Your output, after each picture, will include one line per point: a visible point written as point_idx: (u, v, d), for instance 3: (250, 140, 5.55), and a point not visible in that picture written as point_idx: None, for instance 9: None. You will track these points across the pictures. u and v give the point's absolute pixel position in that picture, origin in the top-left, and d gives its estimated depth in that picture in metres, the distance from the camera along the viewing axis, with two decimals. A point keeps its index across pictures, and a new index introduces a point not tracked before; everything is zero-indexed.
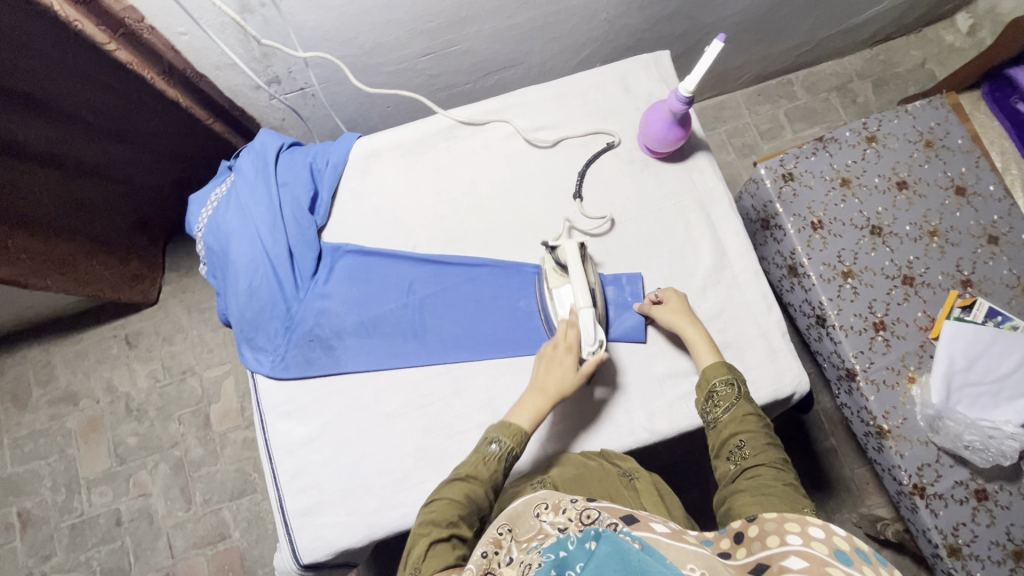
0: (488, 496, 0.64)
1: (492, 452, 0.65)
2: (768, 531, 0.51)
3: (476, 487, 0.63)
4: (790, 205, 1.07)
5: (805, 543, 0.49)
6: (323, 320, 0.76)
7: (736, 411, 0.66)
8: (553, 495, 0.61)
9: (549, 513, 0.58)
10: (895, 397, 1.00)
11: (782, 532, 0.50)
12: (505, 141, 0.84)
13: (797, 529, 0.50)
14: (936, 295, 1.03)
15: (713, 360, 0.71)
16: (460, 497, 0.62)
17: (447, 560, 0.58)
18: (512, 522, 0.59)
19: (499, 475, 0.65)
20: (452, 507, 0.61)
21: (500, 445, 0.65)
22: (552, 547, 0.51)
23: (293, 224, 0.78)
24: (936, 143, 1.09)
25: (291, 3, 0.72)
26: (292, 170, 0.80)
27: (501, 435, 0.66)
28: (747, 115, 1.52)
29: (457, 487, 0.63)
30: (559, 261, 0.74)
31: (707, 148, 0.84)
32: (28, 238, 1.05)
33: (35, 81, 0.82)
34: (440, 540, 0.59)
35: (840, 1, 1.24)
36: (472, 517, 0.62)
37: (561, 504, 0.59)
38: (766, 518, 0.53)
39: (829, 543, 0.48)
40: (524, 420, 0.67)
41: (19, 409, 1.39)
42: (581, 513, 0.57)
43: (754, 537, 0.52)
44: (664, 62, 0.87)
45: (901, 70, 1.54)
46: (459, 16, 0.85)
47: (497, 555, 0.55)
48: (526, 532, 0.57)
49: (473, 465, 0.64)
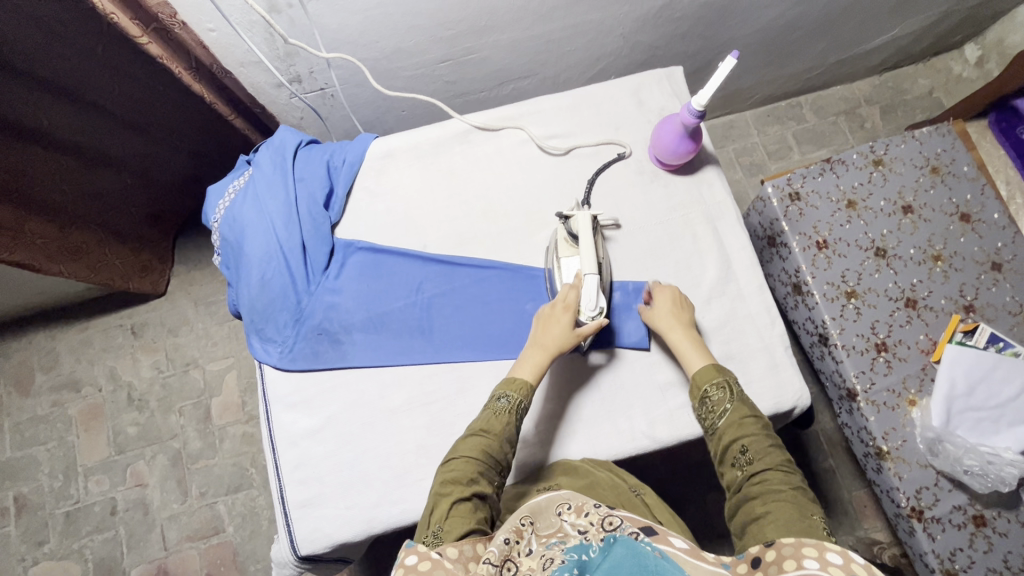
0: (505, 451, 0.66)
1: (500, 407, 0.68)
2: (784, 556, 0.50)
3: (493, 444, 0.65)
4: (796, 224, 1.09)
5: (822, 568, 0.47)
6: (332, 314, 0.78)
7: (732, 416, 0.66)
8: (576, 496, 0.60)
9: (571, 514, 0.58)
10: (895, 418, 1.01)
11: (798, 557, 0.49)
12: (520, 147, 0.85)
13: (816, 553, 0.49)
14: (938, 318, 1.04)
15: (704, 364, 0.71)
16: (478, 453, 0.64)
17: (473, 513, 0.59)
18: (534, 515, 0.59)
19: (511, 429, 0.67)
20: (471, 465, 0.63)
21: (509, 399, 0.68)
22: (576, 548, 0.53)
23: (307, 220, 0.80)
24: (942, 169, 1.11)
25: (318, 5, 0.74)
26: (308, 167, 0.82)
27: (507, 390, 0.69)
28: (756, 135, 1.54)
29: (475, 445, 0.65)
30: (571, 232, 0.75)
31: (717, 162, 0.86)
32: (43, 224, 1.07)
33: (59, 68, 0.84)
34: (462, 499, 0.60)
35: (850, 28, 1.26)
36: (491, 472, 0.64)
37: (584, 507, 0.59)
38: (783, 543, 0.51)
39: (846, 569, 0.46)
40: (523, 373, 0.70)
41: (21, 393, 1.40)
42: (604, 519, 0.57)
43: (771, 560, 0.51)
44: (677, 78, 0.89)
45: (908, 97, 1.56)
46: (479, 25, 0.87)
47: (517, 544, 0.56)
48: (548, 528, 0.57)
49: (487, 424, 0.66)
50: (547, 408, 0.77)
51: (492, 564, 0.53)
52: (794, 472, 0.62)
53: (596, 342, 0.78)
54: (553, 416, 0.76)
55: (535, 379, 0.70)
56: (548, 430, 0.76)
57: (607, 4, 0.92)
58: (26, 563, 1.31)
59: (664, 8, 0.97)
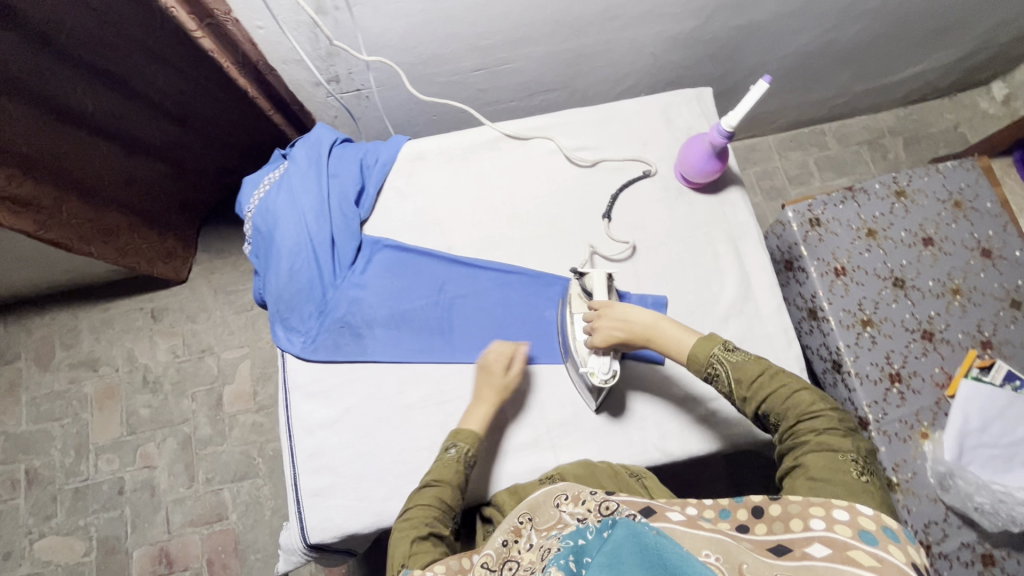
0: (460, 494, 0.68)
1: (451, 453, 0.69)
2: (791, 513, 0.58)
3: (449, 488, 0.67)
4: (815, 249, 1.09)
5: (828, 526, 0.55)
6: (355, 309, 0.79)
7: (744, 382, 0.68)
8: (572, 487, 0.65)
9: (569, 504, 0.63)
10: (907, 450, 1.00)
11: (805, 517, 0.57)
12: (548, 157, 0.87)
13: (822, 512, 0.56)
14: (954, 352, 1.04)
15: (696, 340, 0.71)
16: (431, 500, 0.65)
17: (433, 553, 0.62)
18: (533, 511, 0.64)
19: (463, 476, 0.69)
20: (427, 510, 0.65)
21: (457, 449, 0.69)
22: (571, 535, 0.56)
23: (336, 217, 0.82)
24: (964, 204, 1.11)
25: (364, 9, 0.77)
26: (342, 164, 0.84)
27: (454, 441, 0.70)
28: (777, 159, 1.55)
29: (430, 491, 0.66)
30: (586, 287, 0.76)
31: (740, 183, 0.87)
32: (79, 204, 1.10)
33: (100, 45, 0.88)
34: (420, 539, 0.62)
35: (879, 58, 1.27)
36: (447, 515, 0.66)
37: (581, 495, 0.63)
38: (790, 500, 0.59)
39: (851, 526, 0.54)
40: (473, 422, 0.71)
41: (40, 368, 1.43)
42: (601, 504, 0.61)
43: (777, 517, 0.59)
44: (706, 99, 0.91)
45: (933, 131, 1.56)
46: (515, 36, 0.90)
47: (517, 543, 0.61)
48: (546, 522, 0.62)
49: (438, 473, 0.68)
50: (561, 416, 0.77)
51: (489, 567, 0.59)
52: (817, 413, 0.65)
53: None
54: (566, 423, 0.77)
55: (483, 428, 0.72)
56: (561, 436, 0.76)
57: (641, 22, 0.94)
58: (32, 536, 1.33)
59: (696, 30, 0.99)
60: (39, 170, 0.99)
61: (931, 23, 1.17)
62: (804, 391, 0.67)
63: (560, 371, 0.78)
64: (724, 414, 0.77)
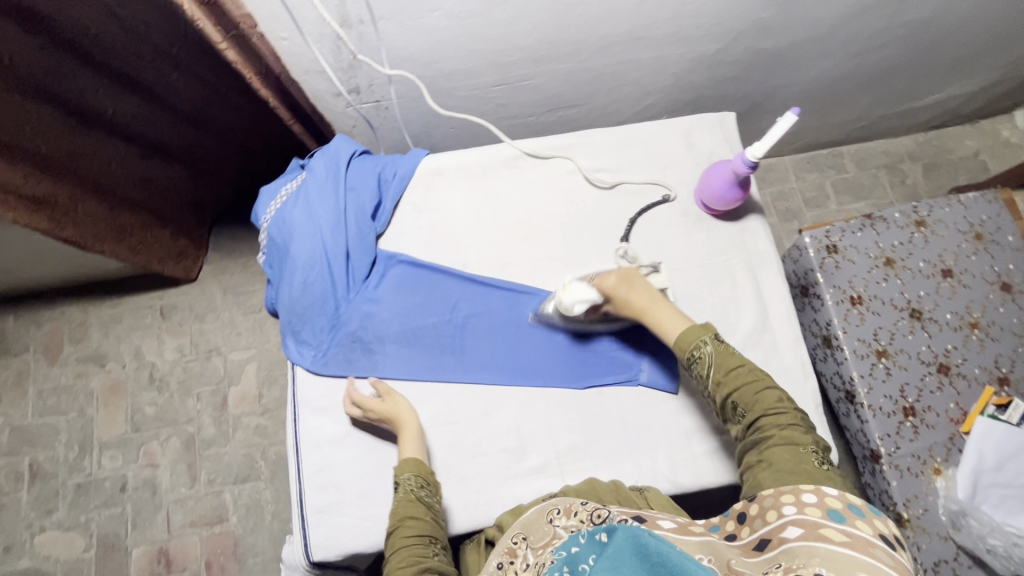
0: (433, 523, 0.66)
1: (401, 490, 0.67)
2: (766, 507, 0.56)
3: (418, 521, 0.65)
4: (832, 277, 1.08)
5: (800, 510, 0.54)
6: (367, 323, 0.79)
7: (721, 367, 0.66)
8: (562, 500, 0.66)
9: (561, 518, 0.64)
10: (919, 485, 0.98)
11: (778, 506, 0.55)
12: (567, 177, 0.87)
13: (792, 498, 0.55)
14: (971, 388, 1.02)
15: (685, 326, 0.69)
16: (409, 539, 0.63)
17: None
18: (526, 531, 0.65)
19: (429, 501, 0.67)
20: (412, 548, 0.62)
21: (408, 481, 0.68)
22: (565, 545, 0.58)
23: (351, 229, 0.81)
24: (985, 237, 1.09)
25: (388, 24, 0.76)
26: (359, 177, 0.84)
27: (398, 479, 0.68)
28: (794, 181, 1.54)
29: (400, 533, 0.64)
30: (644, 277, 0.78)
31: (761, 211, 0.86)
32: (95, 203, 1.10)
33: (121, 48, 0.88)
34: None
35: (901, 85, 1.26)
36: (432, 546, 0.64)
37: (572, 507, 0.64)
38: (764, 495, 0.58)
39: (821, 505, 0.54)
40: (411, 451, 0.71)
41: (48, 362, 1.43)
42: (592, 513, 0.62)
43: (755, 514, 0.57)
44: (728, 124, 0.90)
45: (952, 157, 1.55)
46: (538, 53, 0.89)
47: (513, 564, 0.63)
48: (541, 539, 0.63)
49: (398, 513, 0.65)
50: (570, 442, 0.76)
51: None
52: (782, 410, 0.63)
53: (621, 382, 0.78)
54: (575, 448, 0.76)
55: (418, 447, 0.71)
56: (570, 463, 0.75)
57: (664, 43, 0.93)
58: (33, 530, 1.33)
59: (719, 52, 0.98)
60: (58, 170, 1.00)
61: (957, 52, 1.15)
62: (774, 386, 0.65)
63: (570, 395, 0.78)
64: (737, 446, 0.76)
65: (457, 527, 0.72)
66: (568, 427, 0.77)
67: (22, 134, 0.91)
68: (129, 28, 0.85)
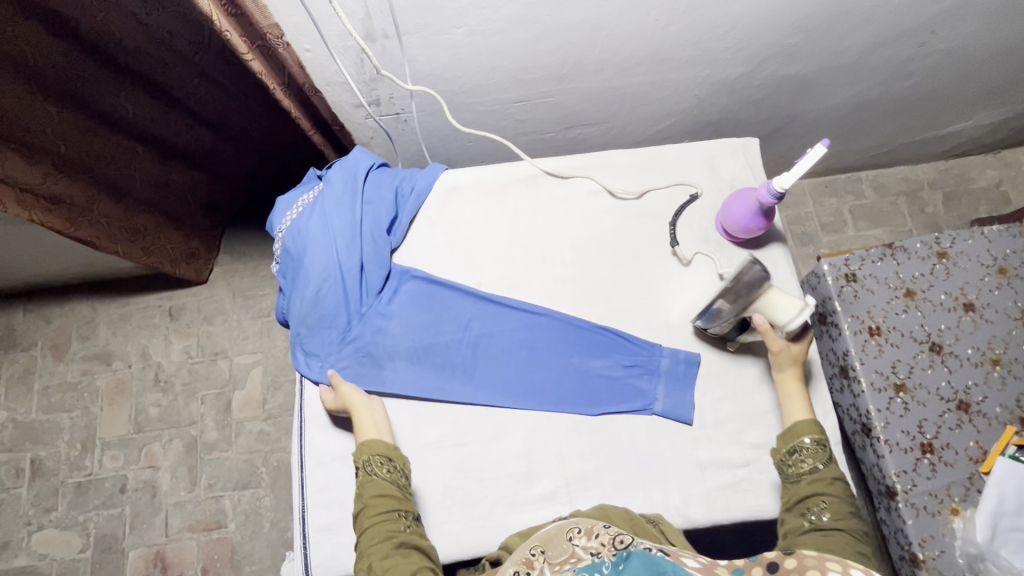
0: (399, 498, 0.67)
1: (363, 471, 0.68)
2: (807, 566, 0.54)
3: (384, 499, 0.66)
4: (850, 306, 1.06)
5: None
6: (377, 338, 0.78)
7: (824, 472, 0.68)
8: (584, 519, 0.63)
9: (581, 538, 0.61)
10: (935, 525, 0.96)
11: (822, 568, 0.53)
12: (587, 198, 0.86)
13: (839, 568, 0.53)
14: (991, 427, 0.99)
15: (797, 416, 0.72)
16: (376, 519, 0.64)
17: (408, 564, 0.61)
18: (545, 543, 0.62)
19: (395, 477, 0.68)
20: (383, 525, 0.64)
21: (370, 461, 0.68)
22: (587, 568, 0.57)
23: (366, 242, 0.80)
24: (1009, 271, 1.06)
25: (412, 39, 0.76)
26: (377, 189, 0.83)
27: (360, 460, 0.69)
28: (811, 205, 1.53)
29: (367, 512, 0.65)
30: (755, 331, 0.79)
31: (783, 239, 0.84)
32: (111, 204, 1.10)
33: (143, 55, 0.88)
34: (388, 555, 0.62)
35: (926, 114, 1.24)
36: (403, 520, 0.65)
37: (593, 529, 0.61)
38: (806, 554, 0.56)
39: None
40: (368, 434, 0.71)
41: (55, 358, 1.43)
42: (615, 537, 0.59)
43: (791, 569, 0.55)
44: (753, 149, 0.88)
45: (974, 187, 1.52)
46: (561, 72, 0.88)
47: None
48: (559, 556, 0.61)
49: (363, 495, 0.66)
50: (581, 469, 0.74)
51: None
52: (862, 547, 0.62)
53: (635, 410, 0.76)
54: (586, 476, 0.74)
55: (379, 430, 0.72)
56: (579, 492, 0.73)
57: (688, 65, 0.92)
58: (31, 527, 1.33)
59: (743, 76, 0.97)
60: (77, 171, 1.00)
61: (985, 83, 1.14)
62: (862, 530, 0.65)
63: (582, 421, 0.76)
64: (753, 484, 0.74)
65: (461, 553, 0.71)
66: (581, 452, 0.75)
67: (42, 135, 0.91)
68: (153, 35, 0.86)
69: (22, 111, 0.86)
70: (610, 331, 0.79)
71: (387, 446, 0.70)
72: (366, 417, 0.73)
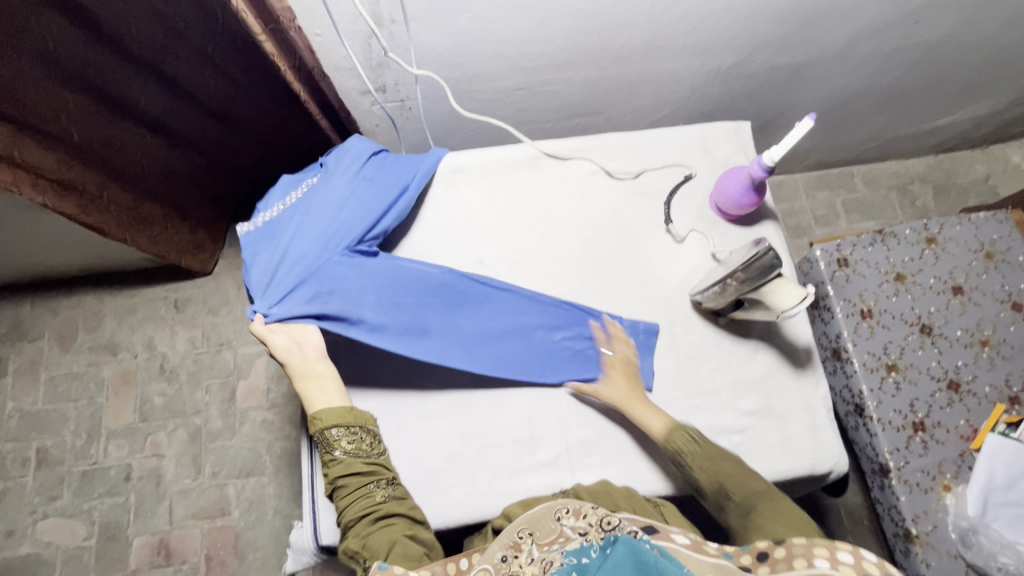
0: (367, 471, 0.70)
1: (326, 440, 0.71)
2: (795, 554, 0.55)
3: (354, 476, 0.70)
4: (842, 290, 1.08)
5: (832, 566, 0.53)
6: (347, 297, 0.78)
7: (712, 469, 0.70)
8: (572, 499, 0.61)
9: (569, 518, 0.60)
10: (928, 502, 0.98)
11: (809, 556, 0.54)
12: (587, 178, 0.90)
13: (826, 553, 0.54)
14: (980, 405, 1.01)
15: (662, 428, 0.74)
16: (351, 499, 0.69)
17: (388, 532, 0.66)
18: (532, 525, 0.60)
19: (357, 447, 0.72)
20: (358, 501, 0.68)
21: (331, 432, 0.71)
22: (575, 552, 0.56)
23: (362, 216, 0.82)
24: (996, 256, 1.09)
25: (418, 25, 0.80)
26: (384, 174, 0.86)
27: (317, 431, 0.72)
28: (804, 198, 1.56)
29: (342, 492, 0.70)
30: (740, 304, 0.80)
31: (775, 218, 0.88)
32: (120, 192, 1.14)
33: (160, 47, 0.91)
34: (367, 528, 0.67)
35: (914, 106, 1.28)
36: (376, 492, 0.69)
37: (582, 509, 0.60)
38: (794, 543, 0.56)
39: (856, 567, 0.52)
40: (321, 404, 0.73)
41: (61, 349, 1.45)
42: (602, 519, 0.59)
43: (780, 559, 0.56)
44: (744, 133, 0.92)
45: (963, 180, 1.56)
46: (559, 60, 0.92)
47: (518, 559, 0.58)
48: (547, 536, 0.59)
49: (333, 474, 0.70)
50: (581, 437, 0.78)
51: None
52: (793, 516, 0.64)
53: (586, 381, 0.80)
54: (585, 442, 0.78)
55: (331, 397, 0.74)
56: (576, 457, 0.77)
57: (682, 54, 0.95)
58: (36, 516, 1.34)
59: (735, 66, 1.01)
60: (86, 156, 1.03)
61: (970, 75, 1.17)
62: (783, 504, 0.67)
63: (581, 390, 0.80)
64: (745, 449, 0.78)
65: (465, 517, 0.74)
66: (580, 422, 0.79)
67: (52, 120, 0.94)
68: (170, 27, 0.87)
69: (38, 98, 0.90)
70: (571, 306, 0.82)
71: (348, 412, 0.73)
72: (312, 382, 0.74)
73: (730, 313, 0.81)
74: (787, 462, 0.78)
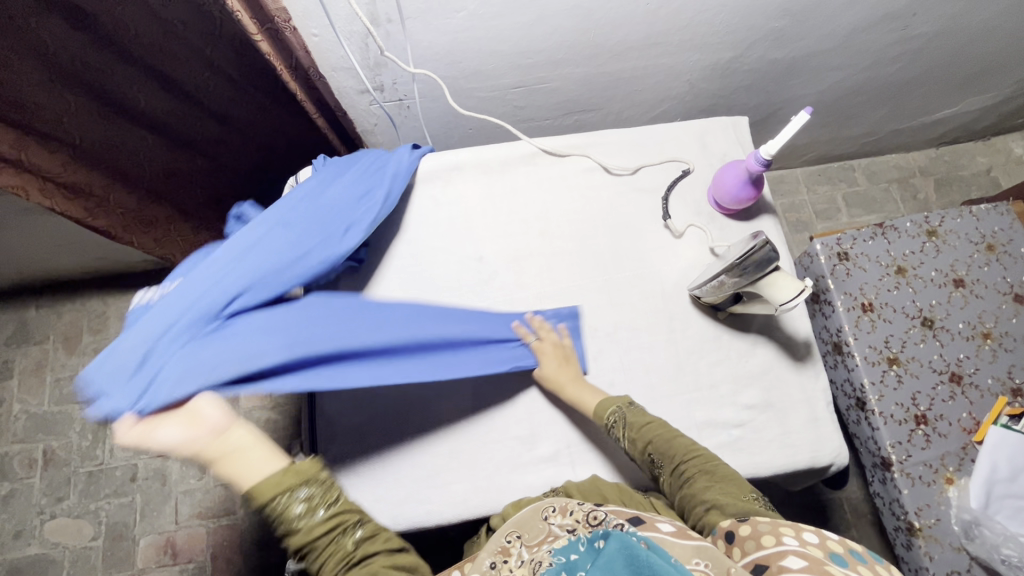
0: (328, 525, 0.60)
1: (274, 512, 0.59)
2: (761, 531, 0.55)
3: (316, 536, 0.60)
4: (842, 283, 1.08)
5: (801, 544, 0.52)
6: (244, 348, 0.65)
7: (631, 435, 0.71)
8: (558, 500, 0.67)
9: (557, 516, 0.65)
10: (930, 495, 0.98)
11: (777, 534, 0.54)
12: (586, 174, 0.90)
13: (792, 532, 0.53)
14: (983, 398, 1.01)
15: (596, 401, 0.76)
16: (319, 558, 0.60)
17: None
18: (520, 529, 0.65)
19: (310, 502, 0.60)
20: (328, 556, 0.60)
21: (277, 503, 0.59)
22: (564, 549, 0.58)
23: (270, 259, 0.73)
24: (998, 248, 1.08)
25: (415, 23, 0.80)
26: (300, 214, 0.78)
27: (260, 506, 0.59)
28: (805, 192, 1.56)
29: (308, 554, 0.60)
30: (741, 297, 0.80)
31: (773, 212, 0.88)
32: (125, 195, 1.15)
33: (158, 49, 0.91)
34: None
35: (913, 98, 1.27)
36: (345, 540, 0.61)
37: (568, 507, 0.65)
38: (759, 520, 0.56)
39: (823, 547, 0.52)
40: (251, 479, 0.60)
41: (67, 351, 1.46)
42: (587, 515, 0.64)
43: (747, 536, 0.55)
44: (742, 128, 0.93)
45: (965, 173, 1.55)
46: (557, 57, 0.92)
47: (507, 563, 0.62)
48: (536, 537, 0.63)
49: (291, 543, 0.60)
50: (581, 432, 0.79)
51: None
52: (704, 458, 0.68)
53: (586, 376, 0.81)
54: (585, 437, 0.79)
55: (262, 464, 0.61)
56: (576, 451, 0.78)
57: (679, 50, 0.96)
58: (43, 516, 1.35)
59: (732, 60, 1.01)
60: (90, 159, 1.04)
61: (970, 66, 1.17)
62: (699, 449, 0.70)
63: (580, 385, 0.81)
64: (745, 443, 0.78)
65: (466, 512, 0.75)
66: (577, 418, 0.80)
67: (55, 122, 0.95)
68: (167, 28, 0.88)
69: (42, 101, 0.91)
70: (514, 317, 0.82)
71: (283, 475, 0.60)
72: (233, 460, 0.61)
73: (731, 306, 0.81)
74: (788, 456, 0.78)
